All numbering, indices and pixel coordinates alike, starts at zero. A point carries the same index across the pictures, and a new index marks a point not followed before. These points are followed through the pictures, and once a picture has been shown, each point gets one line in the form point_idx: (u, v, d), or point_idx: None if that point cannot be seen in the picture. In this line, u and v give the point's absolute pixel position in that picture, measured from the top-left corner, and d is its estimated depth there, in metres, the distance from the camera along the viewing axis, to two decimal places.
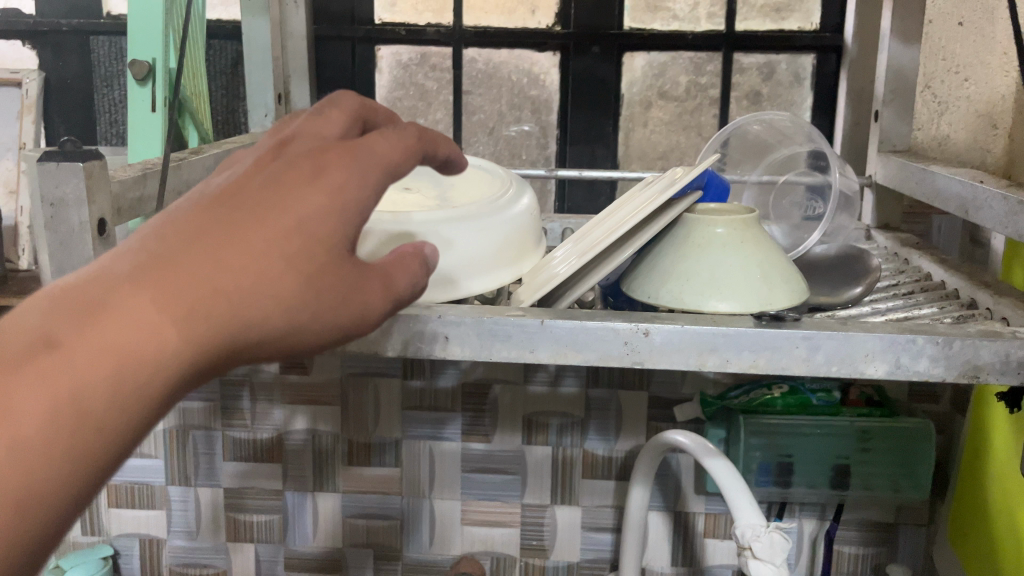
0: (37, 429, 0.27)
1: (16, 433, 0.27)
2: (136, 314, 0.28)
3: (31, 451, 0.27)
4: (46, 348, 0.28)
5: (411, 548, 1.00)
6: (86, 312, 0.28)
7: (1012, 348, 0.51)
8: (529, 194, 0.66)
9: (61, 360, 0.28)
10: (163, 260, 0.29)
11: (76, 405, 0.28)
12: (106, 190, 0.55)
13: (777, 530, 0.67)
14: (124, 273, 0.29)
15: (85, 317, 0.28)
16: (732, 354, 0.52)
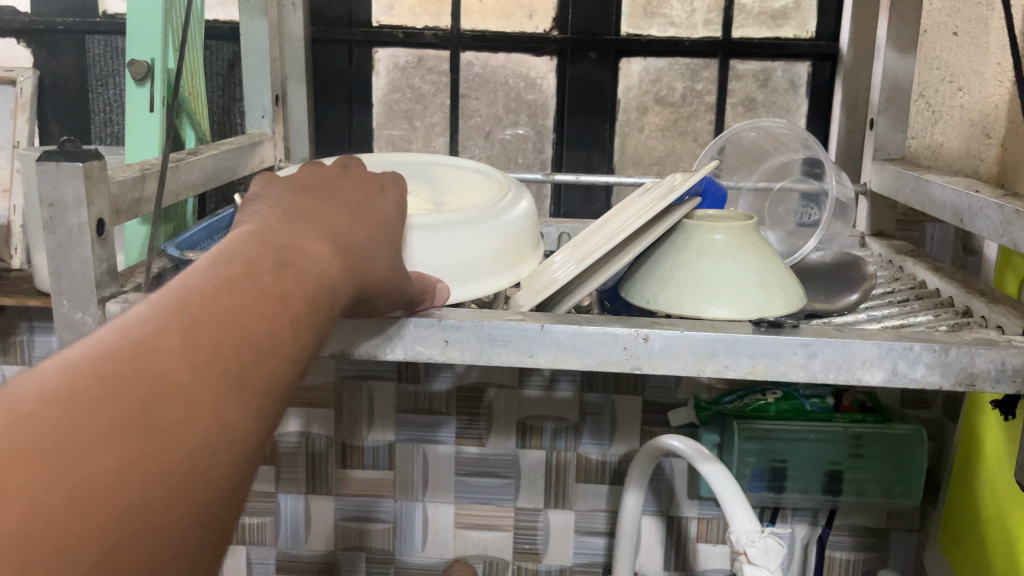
0: (293, 324, 0.32)
1: (277, 327, 0.31)
2: (332, 255, 0.37)
3: (287, 338, 0.31)
4: (285, 267, 0.33)
5: (404, 551, 1.00)
6: (303, 246, 0.36)
7: (1007, 356, 0.51)
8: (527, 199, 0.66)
9: (297, 275, 0.34)
10: (328, 225, 0.39)
11: (311, 307, 0.34)
12: (105, 190, 0.55)
13: (772, 535, 0.68)
14: (309, 226, 0.37)
15: (301, 249, 0.35)
16: (731, 360, 0.53)
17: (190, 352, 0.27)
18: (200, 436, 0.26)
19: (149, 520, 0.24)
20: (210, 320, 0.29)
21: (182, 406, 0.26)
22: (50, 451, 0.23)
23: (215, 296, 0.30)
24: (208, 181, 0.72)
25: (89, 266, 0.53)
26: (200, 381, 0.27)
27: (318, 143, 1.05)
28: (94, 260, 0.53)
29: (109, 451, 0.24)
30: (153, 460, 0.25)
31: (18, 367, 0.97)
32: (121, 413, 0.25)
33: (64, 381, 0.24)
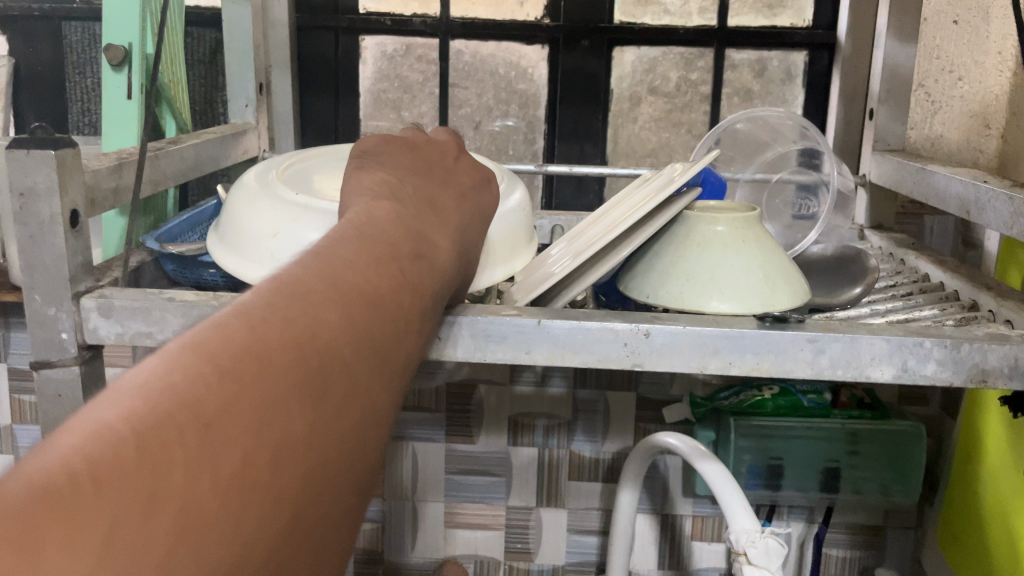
0: (414, 316, 0.33)
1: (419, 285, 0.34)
2: (438, 254, 0.38)
3: (411, 331, 0.32)
4: (407, 262, 0.34)
5: (393, 551, 0.97)
6: (418, 242, 0.36)
7: (1020, 352, 0.49)
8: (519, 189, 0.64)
9: (415, 268, 0.34)
10: (431, 222, 0.40)
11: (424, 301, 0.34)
12: (79, 179, 0.52)
13: (772, 535, 0.66)
14: (416, 220, 0.38)
15: (417, 245, 0.36)
16: (735, 357, 0.51)
17: (350, 330, 0.28)
18: (355, 416, 0.27)
19: (316, 493, 0.24)
20: (364, 301, 0.29)
21: (345, 381, 0.26)
22: (253, 407, 0.22)
23: (365, 278, 0.30)
24: (188, 172, 0.69)
25: (62, 260, 0.51)
26: (358, 361, 0.27)
27: (303, 134, 1.02)
28: (67, 253, 0.51)
29: (296, 418, 0.24)
30: (325, 434, 0.25)
31: None
32: (305, 381, 0.25)
33: (255, 338, 0.24)
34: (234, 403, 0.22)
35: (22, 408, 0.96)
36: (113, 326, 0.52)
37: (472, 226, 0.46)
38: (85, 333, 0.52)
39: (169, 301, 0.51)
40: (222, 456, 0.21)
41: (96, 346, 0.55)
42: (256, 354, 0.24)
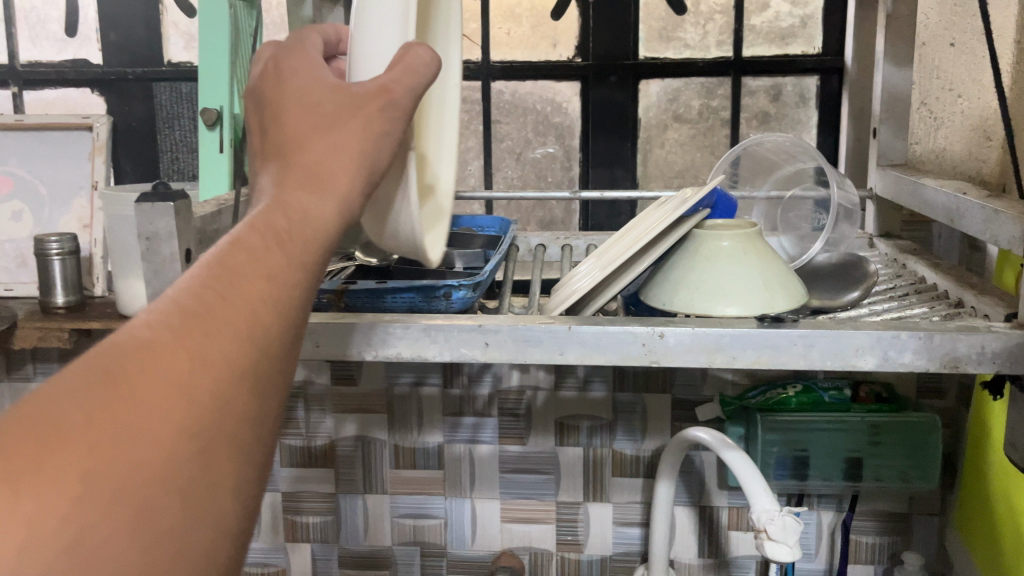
0: (278, 301, 0.34)
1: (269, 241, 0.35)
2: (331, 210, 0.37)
3: (270, 320, 0.33)
4: (271, 245, 0.35)
5: (455, 544, 1.07)
6: (293, 212, 0.36)
7: (986, 340, 0.57)
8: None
9: (282, 249, 0.35)
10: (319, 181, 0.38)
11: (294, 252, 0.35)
12: (190, 225, 0.64)
13: (789, 513, 0.74)
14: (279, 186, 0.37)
15: (296, 217, 0.36)
16: (738, 352, 0.60)
17: (154, 372, 0.30)
18: (179, 421, 0.29)
19: (148, 477, 0.28)
20: (180, 332, 0.31)
21: (158, 382, 0.29)
22: (40, 461, 0.26)
23: (191, 305, 0.32)
24: None
25: None
26: (172, 391, 0.30)
27: None
28: None
29: (89, 472, 0.27)
30: (139, 471, 0.28)
31: None
32: (92, 437, 0.27)
33: (48, 401, 0.28)
34: (1, 486, 0.26)
35: None
36: None
37: (382, 121, 0.39)
38: None
39: None
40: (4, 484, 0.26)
41: None
42: (39, 429, 0.27)
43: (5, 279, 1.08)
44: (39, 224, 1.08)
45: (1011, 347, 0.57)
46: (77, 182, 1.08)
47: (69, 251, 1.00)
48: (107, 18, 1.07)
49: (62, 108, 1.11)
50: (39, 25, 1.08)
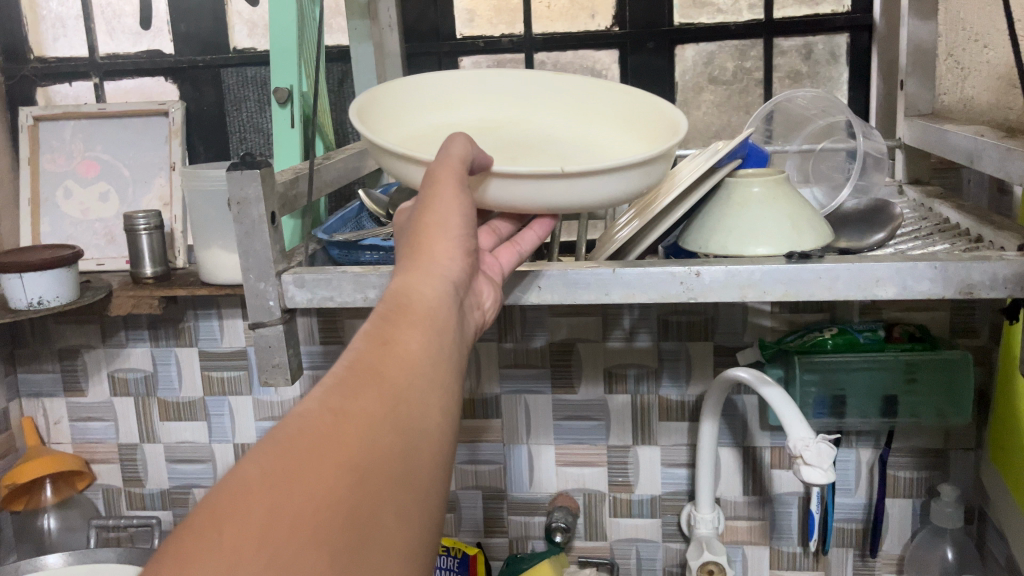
0: (427, 354, 0.42)
1: (413, 317, 0.44)
2: (432, 287, 0.47)
3: (427, 369, 0.42)
4: (406, 313, 0.44)
5: (515, 488, 1.15)
6: (405, 296, 0.45)
7: (998, 267, 0.63)
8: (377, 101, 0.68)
9: (401, 321, 0.43)
10: (414, 270, 0.48)
11: (430, 321, 0.44)
12: (274, 190, 0.72)
13: (824, 441, 0.81)
14: (408, 280, 0.47)
15: (408, 299, 0.45)
16: (768, 287, 0.66)
17: (340, 416, 0.36)
18: (382, 439, 0.37)
19: (368, 476, 0.35)
20: (367, 374, 0.39)
21: (362, 412, 0.37)
22: (294, 469, 0.34)
23: (369, 358, 0.40)
24: (340, 180, 0.89)
25: (268, 247, 0.71)
26: (339, 431, 0.36)
27: None
28: (271, 243, 0.71)
29: (288, 493, 0.33)
30: (324, 494, 0.33)
31: (187, 349, 1.16)
32: (328, 449, 0.35)
33: (287, 431, 0.35)
34: (276, 485, 0.33)
35: (212, 383, 1.17)
36: (306, 293, 0.72)
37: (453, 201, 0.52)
38: (285, 300, 0.72)
39: (345, 273, 0.71)
40: (276, 486, 0.33)
41: (290, 310, 0.75)
42: (277, 455, 0.34)
43: (96, 255, 1.19)
44: (124, 203, 1.19)
45: (1020, 273, 0.62)
46: (157, 163, 1.18)
47: (155, 226, 1.09)
48: (177, 11, 1.16)
49: (140, 96, 1.20)
50: (115, 19, 1.17)
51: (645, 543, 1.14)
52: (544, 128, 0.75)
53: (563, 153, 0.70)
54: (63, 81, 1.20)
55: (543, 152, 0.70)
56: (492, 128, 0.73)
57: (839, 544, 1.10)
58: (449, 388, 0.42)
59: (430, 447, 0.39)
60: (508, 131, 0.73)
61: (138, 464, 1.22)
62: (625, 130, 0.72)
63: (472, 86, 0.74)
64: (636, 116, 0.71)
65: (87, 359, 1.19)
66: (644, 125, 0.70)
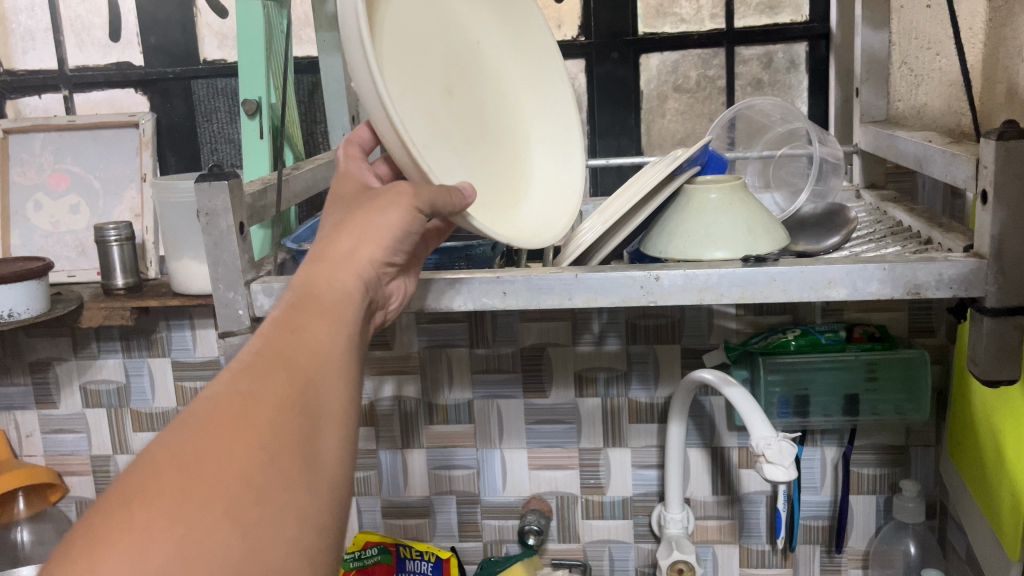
0: (335, 347, 0.46)
1: (323, 312, 0.47)
2: (342, 285, 0.50)
3: (333, 361, 0.45)
4: (314, 308, 0.47)
5: (488, 492, 1.17)
6: (317, 291, 0.49)
7: (943, 268, 0.65)
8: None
9: (310, 315, 0.46)
10: (325, 267, 0.51)
11: (340, 318, 0.48)
12: (242, 200, 0.73)
13: (785, 439, 0.83)
14: (323, 274, 0.50)
15: (319, 293, 0.48)
16: (724, 289, 0.68)
17: (247, 402, 0.39)
18: (289, 425, 0.40)
19: (276, 460, 0.38)
20: (275, 363, 0.42)
21: (270, 399, 0.40)
22: (203, 453, 0.36)
23: (276, 347, 0.43)
24: (309, 190, 0.90)
25: (236, 257, 0.72)
26: (249, 416, 0.39)
27: None
28: (239, 252, 0.72)
29: (197, 477, 0.36)
30: (236, 478, 0.36)
31: (160, 359, 1.17)
32: (237, 433, 0.38)
33: (195, 416, 0.38)
34: (186, 469, 0.36)
35: (185, 392, 1.18)
36: (275, 302, 0.73)
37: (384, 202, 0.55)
38: (254, 308, 0.73)
39: None
40: (187, 470, 0.36)
41: (259, 319, 0.76)
42: (187, 441, 0.37)
43: (67, 267, 1.19)
44: (95, 214, 1.19)
45: (965, 273, 0.65)
46: (128, 175, 1.19)
47: (127, 237, 1.09)
48: (147, 23, 1.16)
49: (109, 108, 1.20)
50: (84, 31, 1.17)
51: (617, 544, 1.16)
52: (475, 34, 0.74)
53: (488, 122, 0.72)
54: (33, 94, 1.20)
55: (476, 84, 0.72)
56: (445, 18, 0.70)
57: (806, 541, 1.12)
58: (355, 377, 0.46)
59: (336, 433, 0.43)
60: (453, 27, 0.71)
61: (111, 475, 1.22)
62: (522, 94, 0.78)
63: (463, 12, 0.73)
64: (553, 141, 0.78)
65: (59, 371, 1.19)
66: (558, 159, 0.77)
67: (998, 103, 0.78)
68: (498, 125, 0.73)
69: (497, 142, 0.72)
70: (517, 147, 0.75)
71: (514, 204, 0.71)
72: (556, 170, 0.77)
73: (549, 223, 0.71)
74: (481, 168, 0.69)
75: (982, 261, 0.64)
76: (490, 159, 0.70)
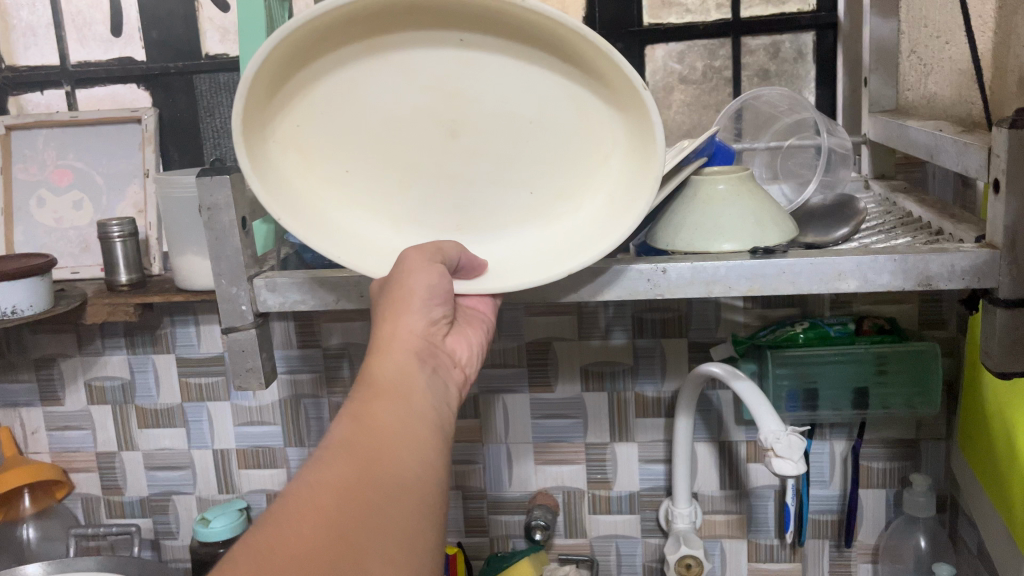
0: (394, 424, 0.55)
1: (380, 399, 0.57)
2: (395, 366, 0.60)
3: (394, 436, 0.54)
4: (372, 395, 0.57)
5: (494, 487, 1.16)
6: (376, 375, 0.59)
7: (956, 259, 0.64)
8: (268, 124, 0.64)
9: (371, 401, 0.56)
10: (381, 353, 0.61)
11: (396, 398, 0.57)
12: (244, 195, 0.72)
13: (794, 433, 0.82)
14: (381, 362, 0.60)
15: (377, 378, 0.58)
16: (733, 282, 0.67)
17: (317, 489, 0.49)
18: (355, 499, 0.49)
19: (341, 532, 0.48)
20: (341, 450, 0.52)
21: (336, 480, 0.50)
22: (283, 535, 0.47)
23: (344, 436, 0.53)
24: None
25: (239, 252, 0.71)
26: (321, 501, 0.49)
27: None
28: (242, 247, 0.71)
29: (281, 552, 0.46)
30: (311, 553, 0.46)
31: (164, 355, 1.16)
32: (311, 514, 0.48)
33: (279, 506, 0.49)
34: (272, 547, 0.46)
35: (190, 388, 1.17)
36: (278, 297, 0.72)
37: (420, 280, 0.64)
38: (257, 304, 0.73)
39: (316, 276, 0.71)
40: (272, 550, 0.46)
41: (263, 314, 0.75)
42: (272, 527, 0.47)
43: (71, 264, 1.19)
44: (98, 210, 1.19)
45: (977, 265, 0.64)
46: (131, 171, 1.18)
47: (129, 233, 1.09)
48: (148, 18, 1.15)
49: (112, 104, 1.20)
50: (85, 27, 1.16)
51: (625, 540, 1.15)
52: (454, 34, 0.62)
53: (516, 157, 0.67)
54: (35, 90, 1.20)
55: (473, 107, 0.65)
56: (395, 59, 0.63)
57: (815, 536, 1.11)
58: (421, 445, 0.55)
59: (405, 497, 0.51)
60: (414, 58, 0.63)
61: (117, 472, 1.22)
62: (558, 74, 0.63)
63: (445, 44, 0.62)
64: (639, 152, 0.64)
65: (63, 368, 1.19)
66: (631, 180, 0.65)
67: (1009, 92, 0.77)
68: (529, 135, 0.66)
69: (531, 156, 0.67)
70: (580, 154, 0.66)
71: (559, 228, 0.69)
72: (626, 191, 0.66)
73: (587, 235, 0.67)
74: (509, 196, 0.69)
75: (995, 252, 0.63)
76: (524, 179, 0.68)
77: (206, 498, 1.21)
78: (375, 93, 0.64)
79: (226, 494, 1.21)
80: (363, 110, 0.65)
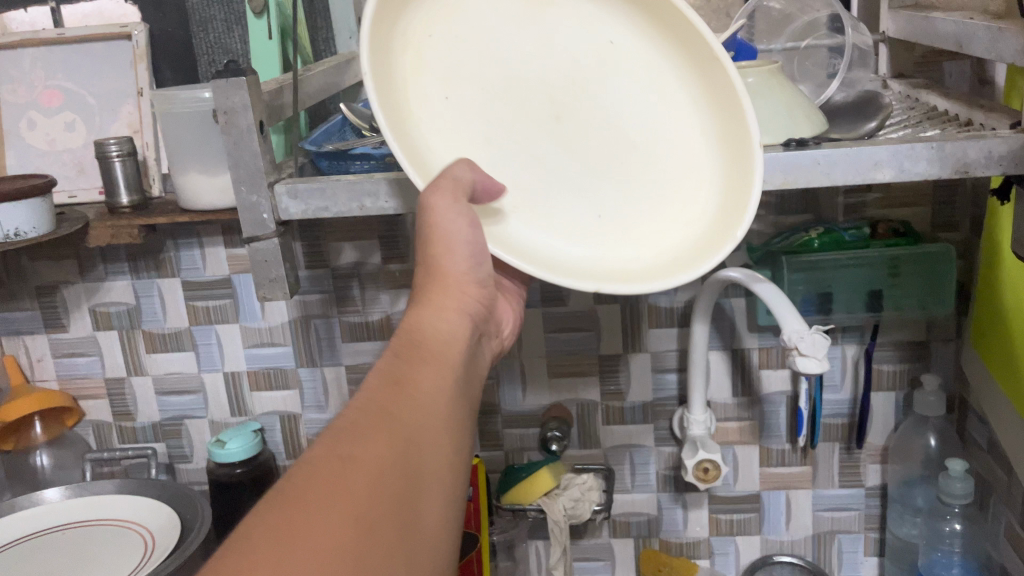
0: (432, 397, 0.58)
1: (428, 369, 0.60)
2: (438, 335, 0.63)
3: (432, 410, 0.57)
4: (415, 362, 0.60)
5: (508, 401, 1.16)
6: (418, 341, 0.62)
7: (993, 145, 0.63)
8: (407, 12, 0.66)
9: (416, 366, 0.60)
10: (423, 316, 0.64)
11: (435, 370, 0.60)
12: (260, 98, 0.69)
13: (818, 332, 0.82)
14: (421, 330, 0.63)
15: (421, 345, 0.62)
16: (767, 176, 0.66)
17: (359, 439, 0.52)
18: (394, 460, 0.52)
19: (379, 486, 0.50)
20: (387, 408, 0.55)
21: (380, 436, 0.53)
22: (326, 475, 0.49)
23: (390, 397, 0.57)
24: (324, 91, 0.87)
25: (258, 157, 0.69)
26: (362, 452, 0.51)
27: None
28: (261, 153, 0.69)
29: (323, 490, 0.48)
30: (348, 502, 0.48)
31: (169, 279, 1.15)
32: (352, 462, 0.50)
33: (324, 450, 0.51)
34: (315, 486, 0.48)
35: (197, 312, 1.16)
36: (300, 204, 0.70)
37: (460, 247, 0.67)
38: (279, 213, 0.71)
39: (338, 181, 0.69)
40: (313, 488, 0.48)
41: (283, 224, 0.74)
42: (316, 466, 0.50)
43: (67, 188, 1.16)
44: (92, 132, 1.15)
45: (1015, 150, 0.63)
46: (124, 90, 1.14)
47: (128, 152, 1.06)
48: None
49: (99, 19, 1.15)
50: None
51: (638, 449, 1.16)
52: (606, 34, 0.70)
53: (611, 160, 0.71)
54: (18, 7, 1.15)
55: (591, 109, 0.70)
56: (550, 37, 0.69)
57: (826, 439, 1.13)
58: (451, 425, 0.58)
59: (430, 478, 0.54)
60: (563, 40, 0.70)
61: (127, 398, 1.21)
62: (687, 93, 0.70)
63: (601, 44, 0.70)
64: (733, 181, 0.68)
65: (66, 295, 1.17)
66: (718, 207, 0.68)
67: None
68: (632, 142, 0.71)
69: (619, 168, 0.71)
70: (672, 183, 0.71)
71: (624, 252, 0.70)
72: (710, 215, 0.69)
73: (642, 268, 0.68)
74: (577, 207, 0.71)
75: None
76: (605, 196, 0.71)
77: (218, 421, 1.21)
78: (512, 62, 0.69)
79: (239, 417, 1.20)
80: (494, 73, 0.69)
